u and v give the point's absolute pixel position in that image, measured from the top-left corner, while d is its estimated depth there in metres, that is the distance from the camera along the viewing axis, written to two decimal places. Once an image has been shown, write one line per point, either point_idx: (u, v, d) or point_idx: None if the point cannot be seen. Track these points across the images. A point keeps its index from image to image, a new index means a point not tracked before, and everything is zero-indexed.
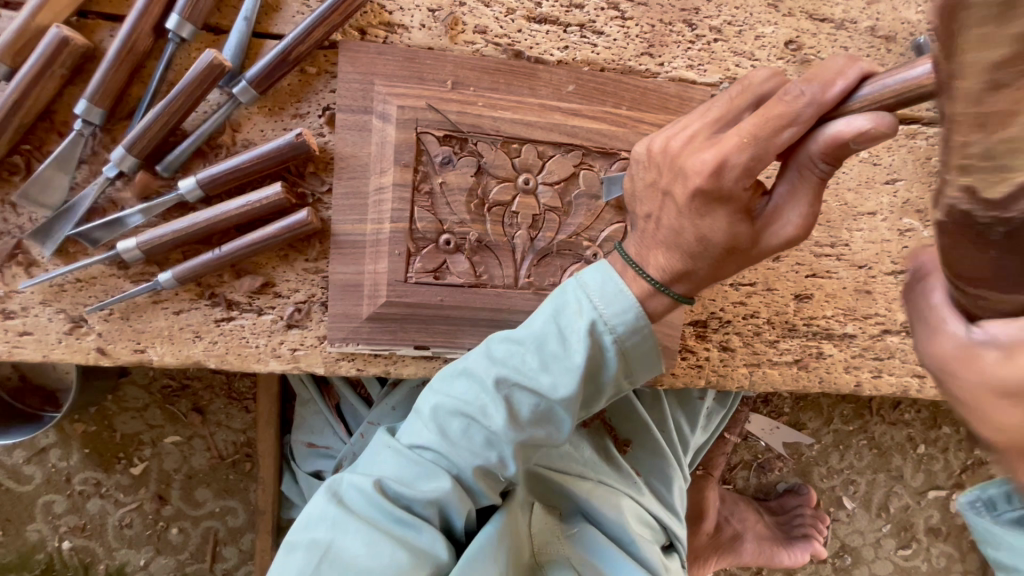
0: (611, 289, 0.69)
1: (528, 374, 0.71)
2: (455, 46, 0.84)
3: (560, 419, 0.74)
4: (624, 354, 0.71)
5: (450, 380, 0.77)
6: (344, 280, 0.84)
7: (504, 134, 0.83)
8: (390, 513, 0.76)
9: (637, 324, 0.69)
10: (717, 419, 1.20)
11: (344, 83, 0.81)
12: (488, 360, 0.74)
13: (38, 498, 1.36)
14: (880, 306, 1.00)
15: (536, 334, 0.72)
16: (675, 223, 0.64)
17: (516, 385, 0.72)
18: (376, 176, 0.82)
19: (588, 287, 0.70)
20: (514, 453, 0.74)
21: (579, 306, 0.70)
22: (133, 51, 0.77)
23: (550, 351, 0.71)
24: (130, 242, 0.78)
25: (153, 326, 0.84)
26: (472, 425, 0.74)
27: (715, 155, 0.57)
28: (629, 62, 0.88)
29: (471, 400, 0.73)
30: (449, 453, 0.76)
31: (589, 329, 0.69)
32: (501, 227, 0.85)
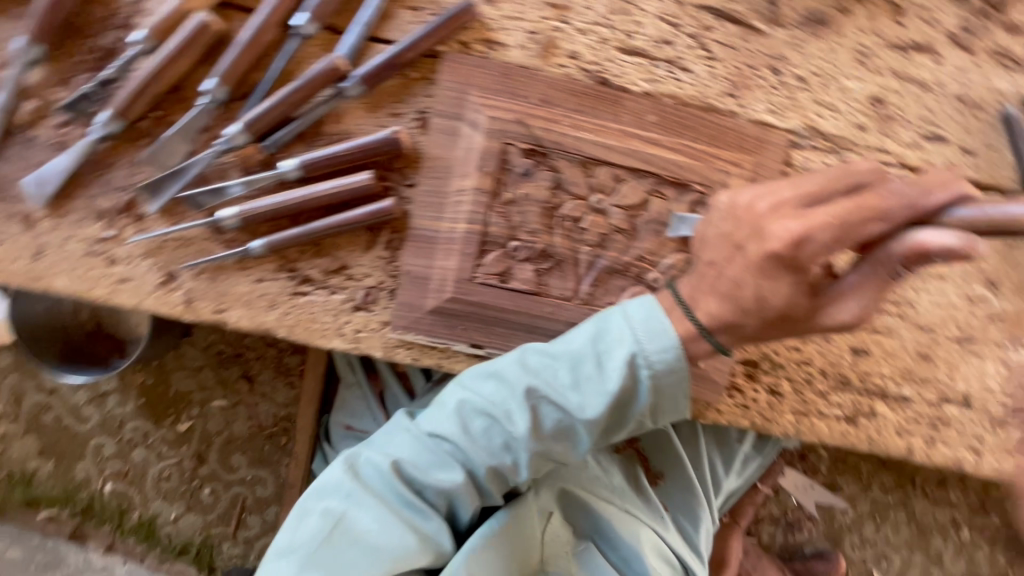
0: (654, 326, 0.79)
1: (559, 389, 0.81)
2: (547, 67, 0.89)
3: (578, 437, 0.84)
4: (654, 390, 0.80)
5: (479, 379, 0.83)
6: (414, 271, 0.89)
7: (584, 155, 0.87)
8: (403, 494, 0.83)
9: (673, 363, 0.79)
10: (752, 467, 1.18)
11: (441, 90, 0.87)
12: (520, 367, 0.81)
13: (91, 439, 1.45)
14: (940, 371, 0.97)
15: (574, 352, 0.81)
16: (739, 276, 0.75)
17: (545, 397, 0.81)
18: (458, 179, 0.87)
19: (634, 318, 0.80)
20: (528, 460, 0.84)
21: (622, 337, 0.79)
22: (259, 42, 0.85)
23: (583, 373, 0.81)
24: (233, 211, 0.86)
25: (235, 290, 0.91)
26: (495, 426, 0.83)
27: (800, 227, 0.69)
28: (711, 101, 0.91)
29: (498, 403, 0.81)
30: (467, 447, 0.83)
31: (628, 361, 0.79)
32: (569, 241, 0.88)
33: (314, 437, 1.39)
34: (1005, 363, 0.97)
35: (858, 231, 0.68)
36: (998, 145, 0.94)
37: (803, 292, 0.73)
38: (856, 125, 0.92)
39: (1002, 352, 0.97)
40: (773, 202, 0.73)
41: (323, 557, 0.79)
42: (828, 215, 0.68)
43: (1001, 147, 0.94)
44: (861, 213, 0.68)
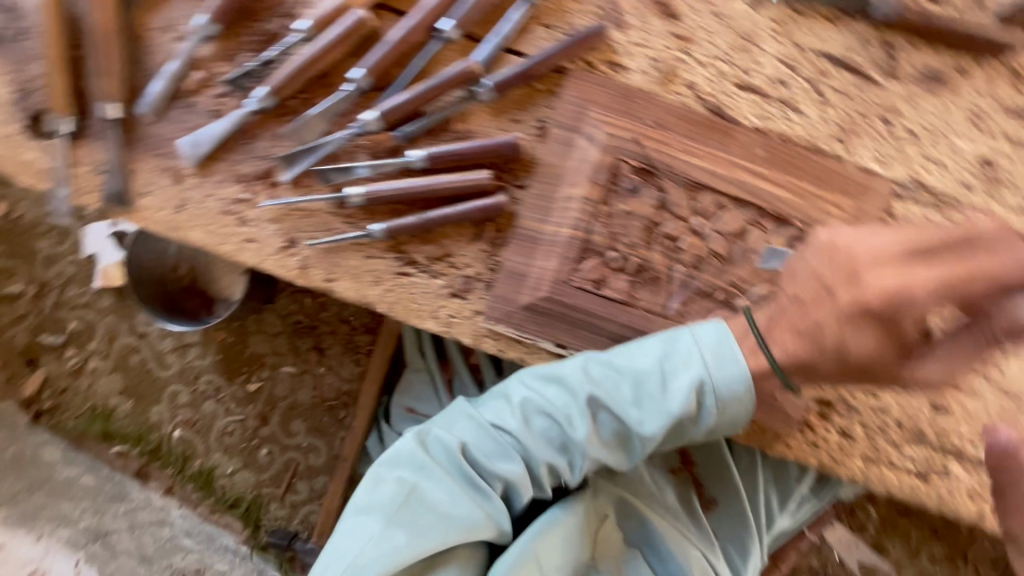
0: (725, 352, 0.84)
1: (622, 402, 0.86)
2: (665, 94, 0.94)
3: (631, 448, 0.90)
4: (718, 413, 0.86)
5: (543, 380, 0.88)
6: (513, 268, 0.95)
7: (691, 179, 0.91)
8: (467, 475, 0.88)
9: (740, 389, 0.84)
10: (807, 509, 1.16)
11: (563, 103, 0.94)
12: (584, 376, 0.85)
13: (169, 385, 1.55)
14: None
15: (642, 369, 0.85)
16: (825, 321, 0.81)
17: (606, 406, 0.86)
18: (568, 187, 0.93)
19: (705, 342, 0.85)
20: (583, 462, 0.90)
21: (693, 360, 0.84)
22: (407, 41, 0.94)
23: (647, 389, 0.85)
24: (361, 190, 0.94)
25: (346, 263, 0.98)
26: (556, 427, 0.89)
27: (899, 287, 0.76)
28: (819, 143, 0.94)
29: (561, 407, 0.87)
30: (527, 442, 0.88)
31: (696, 384, 0.84)
32: (665, 259, 0.92)
33: (373, 416, 1.45)
34: None
35: (954, 293, 0.76)
36: None
37: (889, 345, 0.80)
38: (962, 184, 0.94)
39: None
40: (875, 253, 0.79)
41: (398, 521, 0.84)
42: (931, 281, 0.76)
43: None
44: (964, 281, 0.75)
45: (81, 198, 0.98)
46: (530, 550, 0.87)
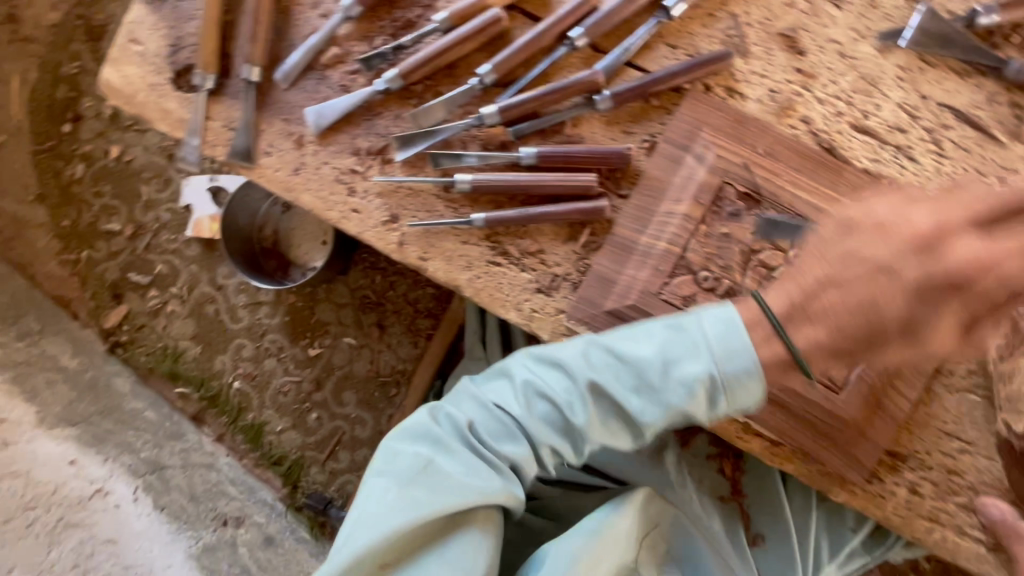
0: (732, 340, 0.85)
1: (623, 390, 0.88)
2: (779, 125, 0.96)
3: (635, 435, 0.92)
4: (724, 401, 0.87)
5: (547, 366, 0.91)
6: (603, 273, 0.97)
7: (795, 212, 0.92)
8: (476, 450, 0.91)
9: (752, 381, 0.85)
10: (857, 563, 1.10)
11: (677, 121, 0.96)
12: (586, 362, 0.88)
13: (236, 338, 1.63)
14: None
15: (642, 357, 0.87)
16: (810, 291, 0.87)
17: (607, 392, 0.89)
18: (670, 203, 0.95)
19: (712, 333, 0.86)
20: (585, 445, 0.92)
21: (694, 345, 0.86)
22: (535, 44, 0.98)
23: (650, 379, 0.87)
24: (468, 177, 0.98)
25: (442, 245, 1.02)
26: (557, 411, 0.90)
27: (925, 231, 0.84)
28: (931, 193, 0.93)
29: (563, 392, 0.89)
30: (530, 423, 0.91)
31: (700, 374, 0.85)
32: (757, 286, 0.93)
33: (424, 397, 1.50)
34: None
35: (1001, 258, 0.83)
36: None
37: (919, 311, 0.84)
38: None
39: None
40: (894, 209, 0.87)
41: (415, 485, 0.87)
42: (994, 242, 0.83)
43: None
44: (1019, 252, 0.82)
45: (209, 149, 1.05)
46: (583, 550, 0.88)
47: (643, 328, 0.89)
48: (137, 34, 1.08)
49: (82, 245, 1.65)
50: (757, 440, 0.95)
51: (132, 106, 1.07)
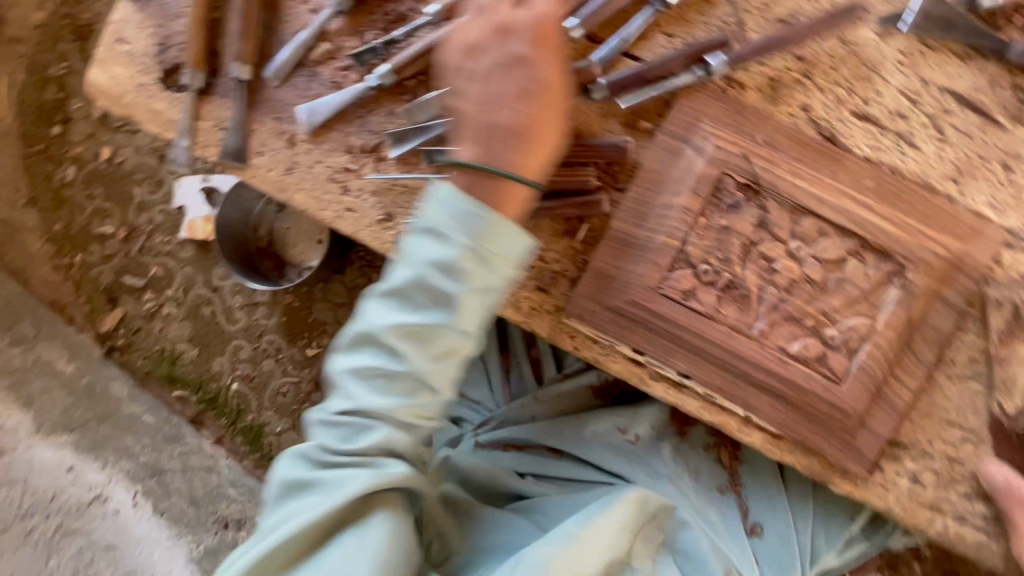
0: (464, 212, 0.79)
1: (429, 312, 0.80)
2: (779, 113, 0.94)
3: (460, 333, 0.81)
4: (496, 258, 0.80)
5: (358, 344, 0.82)
6: (600, 269, 0.95)
7: (796, 202, 0.91)
8: (338, 463, 0.81)
9: (491, 230, 0.79)
10: (855, 552, 1.10)
11: (676, 112, 0.94)
12: (385, 316, 0.80)
13: (234, 339, 1.62)
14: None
15: (423, 272, 0.79)
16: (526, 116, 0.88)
17: (418, 323, 0.80)
18: (668, 195, 0.93)
19: (439, 219, 0.80)
20: (437, 379, 0.82)
21: (439, 230, 0.80)
22: None
23: (445, 289, 0.79)
24: None
25: None
26: (389, 372, 0.80)
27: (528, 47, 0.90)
28: (932, 181, 0.92)
29: (379, 354, 0.81)
30: (368, 401, 0.81)
31: (466, 249, 0.79)
32: (757, 278, 0.92)
33: None
34: None
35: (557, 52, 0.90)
36: None
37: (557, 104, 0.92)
38: None
39: None
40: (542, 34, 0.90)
41: (286, 524, 0.79)
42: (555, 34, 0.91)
43: None
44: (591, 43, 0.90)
45: (201, 150, 1.04)
46: (563, 553, 0.84)
47: (409, 247, 0.81)
48: (124, 33, 1.06)
49: (75, 249, 1.64)
50: (758, 431, 0.95)
51: (121, 108, 1.05)
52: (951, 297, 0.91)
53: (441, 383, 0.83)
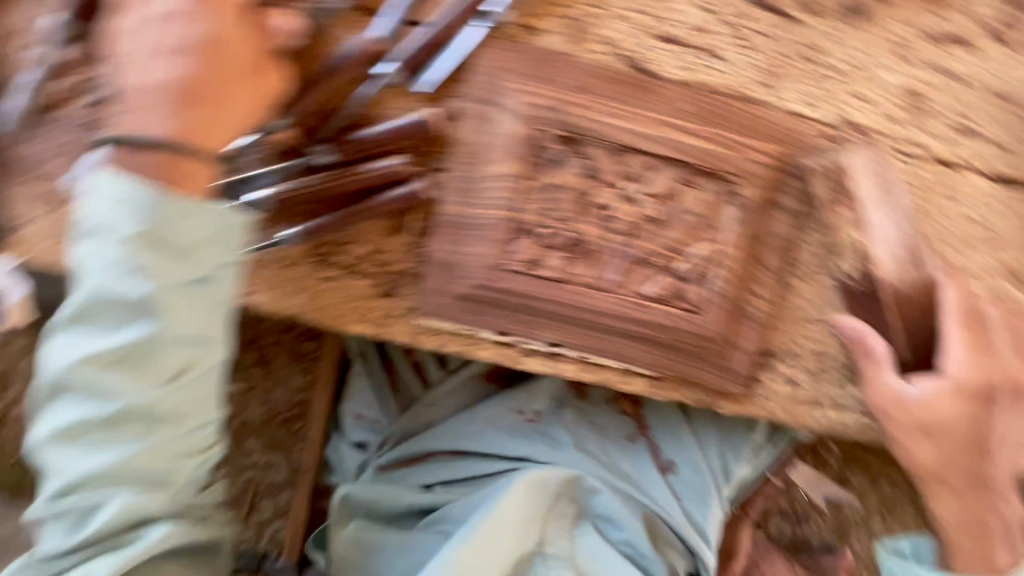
0: (125, 198, 0.66)
1: (121, 329, 0.67)
2: (582, 53, 0.88)
3: (185, 342, 0.70)
4: (184, 246, 0.67)
5: (61, 393, 0.69)
6: (442, 258, 0.89)
7: (616, 142, 0.86)
8: (90, 541, 0.71)
9: (164, 211, 0.66)
10: (763, 457, 1.18)
11: (476, 75, 0.86)
12: (73, 350, 0.68)
13: None
14: (973, 350, 0.89)
15: (102, 282, 0.67)
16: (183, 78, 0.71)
17: (115, 348, 0.67)
18: (488, 166, 0.87)
19: (99, 214, 0.67)
20: (169, 406, 0.71)
21: (105, 229, 0.66)
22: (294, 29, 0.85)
23: (130, 296, 0.66)
24: (263, 193, 0.83)
25: (261, 275, 0.89)
26: (101, 413, 0.68)
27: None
28: (746, 90, 0.90)
29: (88, 399, 0.68)
30: (94, 460, 0.69)
31: (138, 238, 0.66)
32: (597, 229, 0.87)
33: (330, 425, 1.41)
34: None
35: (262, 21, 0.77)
36: None
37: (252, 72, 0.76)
38: (889, 117, 0.92)
39: None
40: None
41: None
42: None
43: None
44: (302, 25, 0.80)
45: None
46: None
47: (80, 258, 0.68)
48: None
49: None
50: (639, 379, 0.93)
51: None
52: (784, 202, 0.91)
53: (188, 408, 0.72)
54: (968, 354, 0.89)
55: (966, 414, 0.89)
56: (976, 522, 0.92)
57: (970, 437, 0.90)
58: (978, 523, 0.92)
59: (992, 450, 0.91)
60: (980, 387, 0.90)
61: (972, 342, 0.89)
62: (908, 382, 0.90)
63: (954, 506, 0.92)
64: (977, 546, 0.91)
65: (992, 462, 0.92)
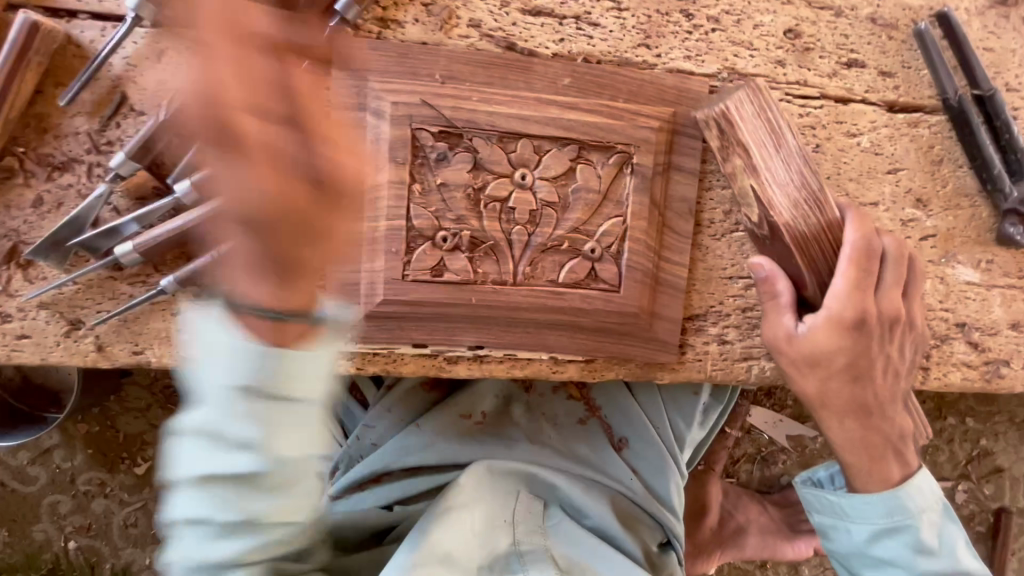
0: (244, 346, 0.55)
1: (235, 475, 0.55)
2: (449, 40, 0.83)
3: (306, 457, 0.59)
4: (276, 372, 0.55)
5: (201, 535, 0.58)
6: (340, 280, 0.82)
7: (500, 129, 0.82)
8: None
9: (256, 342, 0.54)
10: (714, 416, 1.18)
11: (337, 80, 0.80)
12: (192, 487, 0.56)
13: (44, 499, 1.35)
14: (869, 291, 0.82)
15: (203, 416, 0.55)
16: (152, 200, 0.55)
17: (224, 483, 0.56)
18: (371, 174, 0.81)
19: (201, 340, 0.55)
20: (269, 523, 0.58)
21: (224, 367, 0.55)
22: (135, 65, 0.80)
23: (229, 435, 0.55)
24: (127, 246, 0.78)
25: (151, 328, 0.84)
26: (215, 535, 0.57)
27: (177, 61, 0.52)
28: (625, 54, 0.87)
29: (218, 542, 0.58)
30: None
31: (255, 387, 0.55)
32: (498, 223, 0.84)
33: None
34: (943, 278, 0.98)
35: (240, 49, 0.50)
36: (915, 63, 0.94)
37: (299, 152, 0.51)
38: (775, 61, 0.90)
39: (939, 268, 0.98)
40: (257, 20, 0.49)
41: None
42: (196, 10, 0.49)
43: (919, 65, 0.94)
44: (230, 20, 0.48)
45: None
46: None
47: (190, 385, 0.57)
48: None
49: None
50: (571, 365, 0.91)
51: None
52: (685, 164, 0.89)
53: (292, 515, 0.59)
54: (859, 292, 0.82)
55: (852, 346, 0.82)
56: (868, 446, 0.87)
57: (855, 368, 0.83)
58: (868, 447, 0.87)
59: (879, 379, 0.85)
60: (868, 321, 0.82)
61: (864, 282, 0.82)
62: (796, 322, 0.84)
63: (839, 432, 0.86)
64: (867, 468, 0.87)
65: (879, 389, 0.86)
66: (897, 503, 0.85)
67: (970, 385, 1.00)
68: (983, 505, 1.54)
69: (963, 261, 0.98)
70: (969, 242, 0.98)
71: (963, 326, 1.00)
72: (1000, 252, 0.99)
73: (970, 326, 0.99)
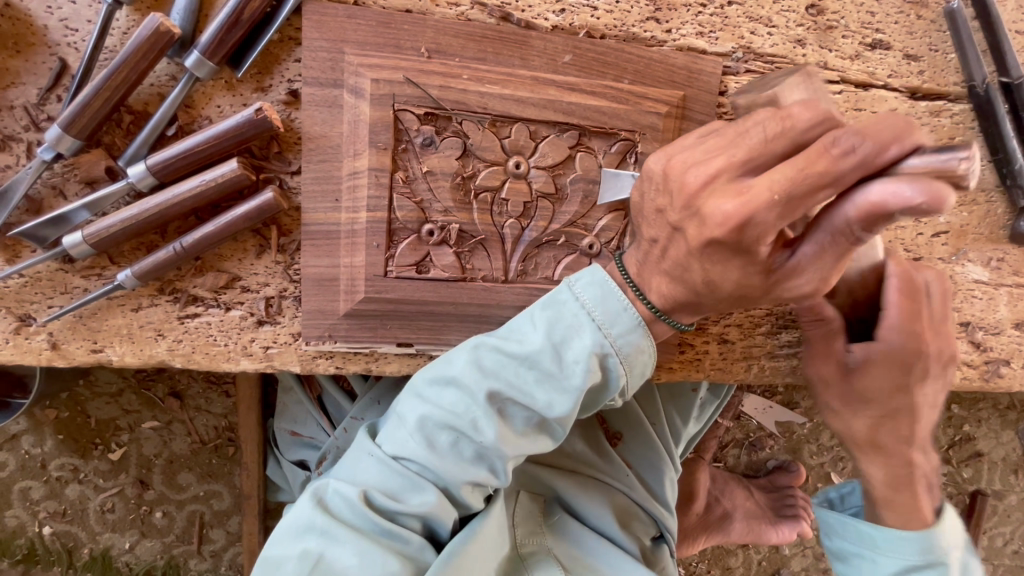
0: (613, 300, 0.68)
1: (524, 390, 0.67)
2: (436, 9, 0.74)
3: (531, 426, 0.70)
4: (627, 374, 0.68)
5: (432, 391, 0.71)
6: (318, 274, 0.76)
7: (492, 112, 0.75)
8: (369, 530, 0.71)
9: (639, 342, 0.67)
10: (710, 410, 1.17)
11: (310, 52, 0.71)
12: (476, 370, 0.68)
13: (13, 485, 1.24)
14: (924, 328, 0.80)
15: (456, 370, 0.69)
16: (684, 259, 0.62)
17: (510, 399, 0.68)
18: (350, 159, 0.74)
19: (584, 299, 0.68)
20: (505, 465, 0.72)
21: (554, 315, 0.68)
22: (75, 29, 0.70)
23: (548, 368, 0.67)
24: (77, 236, 0.69)
25: (109, 325, 0.77)
26: (462, 438, 0.69)
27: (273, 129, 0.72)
28: (632, 29, 0.79)
29: (460, 414, 0.68)
30: (435, 466, 0.70)
31: (598, 347, 0.66)
32: (489, 216, 0.78)
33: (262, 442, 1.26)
34: (952, 277, 0.94)
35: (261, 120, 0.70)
36: (942, 46, 0.87)
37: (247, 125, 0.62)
38: (794, 40, 0.83)
39: (948, 266, 0.94)
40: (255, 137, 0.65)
41: None
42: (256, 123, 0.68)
43: (946, 48, 0.87)
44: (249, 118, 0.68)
45: None
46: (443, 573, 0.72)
47: (450, 354, 0.73)
48: None
49: None
50: None
51: None
52: None
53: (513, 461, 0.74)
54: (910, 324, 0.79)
55: (898, 387, 0.82)
56: (886, 477, 0.87)
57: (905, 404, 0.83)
58: (886, 478, 0.87)
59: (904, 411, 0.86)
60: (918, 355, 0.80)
61: (914, 313, 0.79)
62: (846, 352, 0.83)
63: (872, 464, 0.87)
64: (884, 498, 0.87)
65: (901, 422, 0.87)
66: (927, 542, 0.84)
67: (969, 384, 0.97)
68: (960, 487, 1.53)
69: (972, 259, 0.95)
70: (981, 239, 0.94)
71: (968, 325, 0.96)
72: (1011, 250, 0.95)
73: (975, 325, 0.96)
